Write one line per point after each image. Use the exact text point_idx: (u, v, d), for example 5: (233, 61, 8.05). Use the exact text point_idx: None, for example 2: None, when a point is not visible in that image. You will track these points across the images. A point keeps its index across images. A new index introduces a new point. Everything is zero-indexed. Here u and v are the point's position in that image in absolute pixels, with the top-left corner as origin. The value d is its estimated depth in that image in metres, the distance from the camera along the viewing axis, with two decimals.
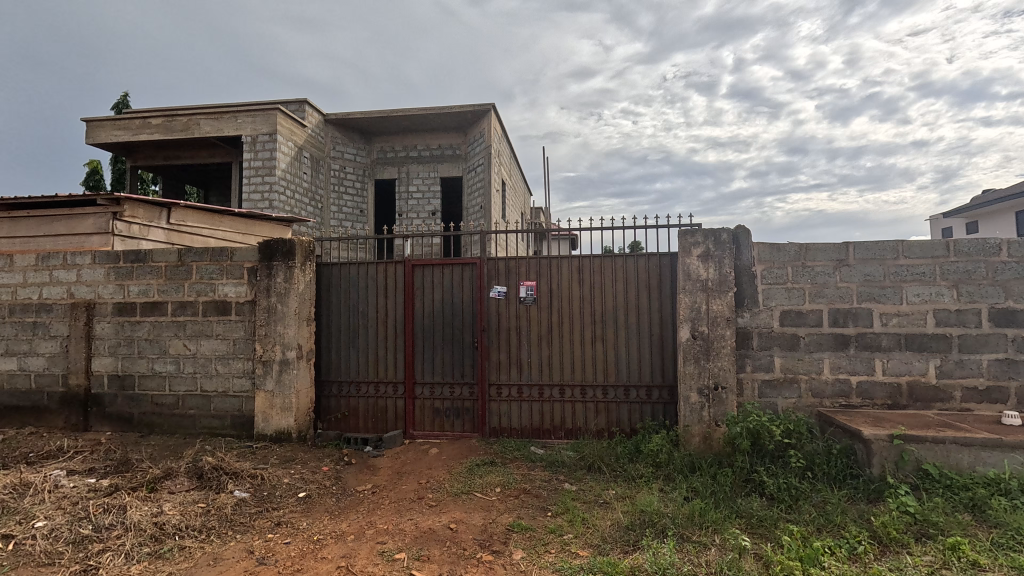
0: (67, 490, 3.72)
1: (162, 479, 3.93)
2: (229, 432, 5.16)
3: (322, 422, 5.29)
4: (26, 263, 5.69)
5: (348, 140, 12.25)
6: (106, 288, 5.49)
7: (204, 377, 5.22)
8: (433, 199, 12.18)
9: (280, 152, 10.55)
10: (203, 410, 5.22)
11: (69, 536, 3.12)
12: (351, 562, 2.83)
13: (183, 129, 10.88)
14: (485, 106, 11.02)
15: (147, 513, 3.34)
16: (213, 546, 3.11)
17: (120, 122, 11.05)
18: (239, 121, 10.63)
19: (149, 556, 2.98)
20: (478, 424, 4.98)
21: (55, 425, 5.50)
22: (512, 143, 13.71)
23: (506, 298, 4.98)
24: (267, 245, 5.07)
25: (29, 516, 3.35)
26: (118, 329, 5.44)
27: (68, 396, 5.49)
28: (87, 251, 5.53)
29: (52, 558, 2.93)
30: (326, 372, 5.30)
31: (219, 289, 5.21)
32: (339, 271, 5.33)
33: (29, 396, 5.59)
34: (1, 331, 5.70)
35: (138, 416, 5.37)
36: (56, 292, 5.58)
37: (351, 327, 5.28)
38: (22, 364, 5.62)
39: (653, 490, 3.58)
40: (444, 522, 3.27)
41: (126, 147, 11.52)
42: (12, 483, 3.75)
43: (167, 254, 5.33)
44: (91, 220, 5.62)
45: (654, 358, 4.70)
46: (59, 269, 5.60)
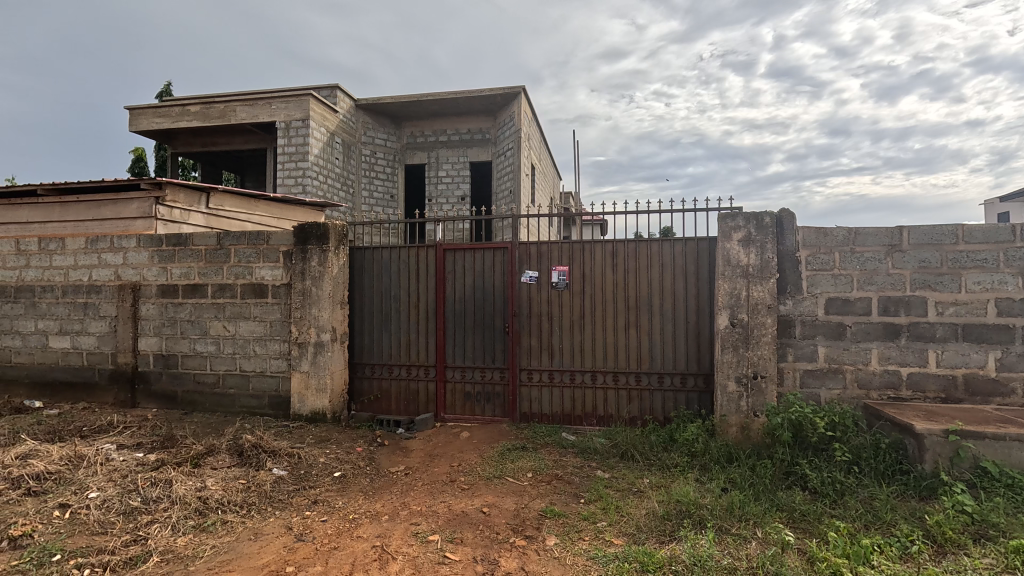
0: (117, 463, 3.89)
1: (205, 455, 4.07)
2: (266, 411, 5.30)
3: (355, 403, 5.38)
4: (76, 246, 5.92)
5: (378, 125, 12.32)
6: (150, 270, 5.68)
7: (242, 358, 5.37)
8: (462, 184, 12.16)
9: (313, 138, 10.66)
10: (242, 390, 5.38)
11: (120, 507, 3.27)
12: (386, 542, 2.86)
13: (219, 115, 11.10)
14: (516, 89, 10.85)
15: (192, 487, 3.47)
16: (253, 521, 3.22)
17: (161, 109, 11.36)
18: (273, 107, 10.79)
19: (193, 528, 3.09)
20: (509, 409, 4.97)
21: (105, 401, 5.77)
22: (542, 128, 13.51)
23: (537, 283, 4.93)
24: (302, 228, 5.13)
25: (83, 486, 3.52)
26: (162, 311, 5.63)
27: (117, 373, 5.74)
28: (132, 234, 5.72)
29: (105, 527, 3.07)
30: (360, 354, 5.38)
31: (256, 272, 5.32)
32: (372, 255, 5.36)
33: (81, 373, 5.86)
34: (55, 311, 5.98)
35: (182, 393, 5.57)
36: (104, 274, 5.81)
37: (384, 311, 5.31)
38: (75, 342, 5.89)
39: (689, 480, 3.50)
40: (477, 505, 3.28)
41: (167, 135, 11.87)
42: (68, 455, 3.95)
43: (206, 238, 5.47)
44: (135, 204, 5.80)
45: (690, 346, 4.58)
46: (107, 252, 5.81)
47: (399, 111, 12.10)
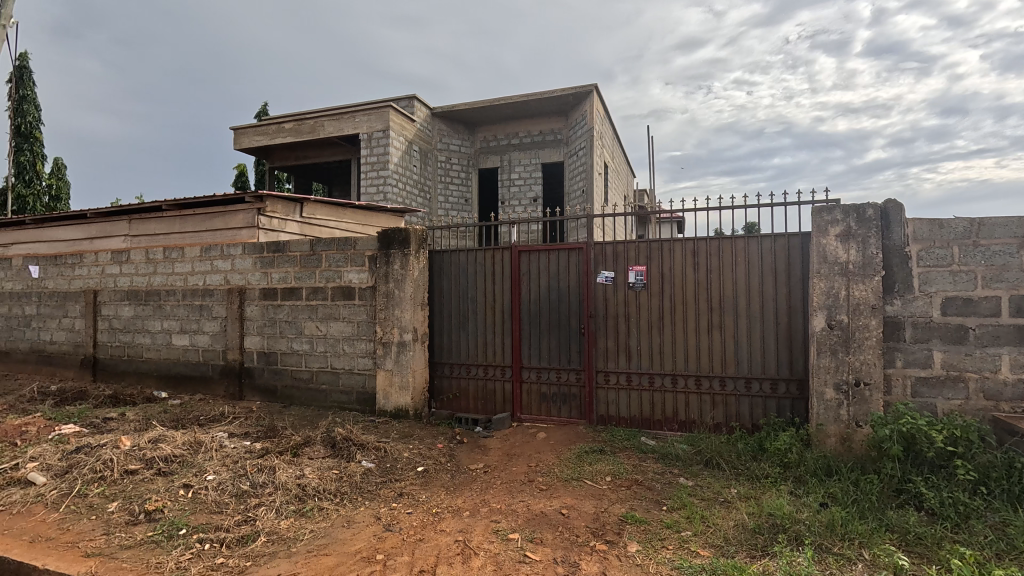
0: (230, 450, 4.31)
1: (303, 445, 4.40)
2: (355, 406, 5.63)
3: (435, 401, 5.58)
4: (193, 254, 6.64)
5: (453, 132, 12.69)
6: (254, 275, 6.24)
7: (333, 356, 5.74)
8: (534, 185, 12.23)
9: (393, 147, 11.19)
10: (333, 386, 5.75)
11: (232, 489, 3.62)
12: (468, 538, 2.94)
13: (310, 131, 11.97)
14: (587, 87, 10.74)
15: (292, 475, 3.77)
16: (346, 509, 3.44)
17: (260, 128, 12.46)
18: (356, 120, 11.46)
19: (294, 513, 3.36)
20: (586, 411, 4.92)
21: (217, 393, 6.42)
22: (614, 126, 13.27)
23: (614, 284, 4.84)
24: (386, 234, 5.41)
25: (203, 469, 3.94)
26: (264, 312, 6.17)
27: (227, 368, 6.37)
28: (238, 243, 6.32)
29: (221, 506, 3.42)
30: (439, 354, 5.57)
31: (345, 275, 5.68)
32: (450, 258, 5.53)
33: (198, 367, 6.56)
34: (177, 312, 6.74)
35: (281, 388, 6.06)
36: (216, 278, 6.47)
37: (461, 312, 5.46)
38: (193, 340, 6.60)
39: (783, 492, 3.28)
40: (555, 507, 3.28)
41: (265, 151, 12.98)
42: (190, 441, 4.45)
43: (301, 245, 5.91)
44: (240, 215, 6.41)
45: (781, 350, 4.30)
46: (218, 259, 6.46)
47: (472, 117, 12.39)
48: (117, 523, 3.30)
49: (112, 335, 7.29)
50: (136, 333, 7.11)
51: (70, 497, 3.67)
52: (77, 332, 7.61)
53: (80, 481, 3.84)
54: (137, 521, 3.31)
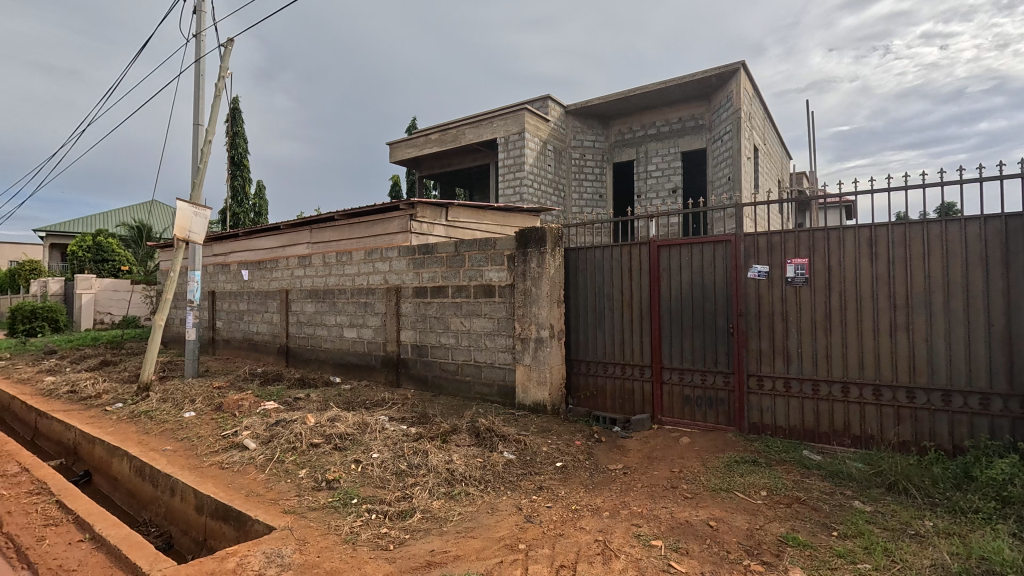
0: (390, 432, 4.83)
1: (451, 433, 4.75)
2: (496, 399, 5.91)
3: (573, 398, 5.60)
4: (359, 257, 7.60)
5: (587, 128, 12.61)
6: (407, 275, 6.90)
7: (476, 350, 6.09)
8: (673, 176, 11.61)
9: (529, 149, 11.49)
10: (476, 378, 6.11)
11: (393, 467, 4.05)
12: (608, 539, 2.90)
13: (453, 140, 12.85)
14: (734, 65, 9.88)
15: (442, 459, 4.10)
16: (490, 497, 3.63)
17: (411, 141, 13.72)
18: (494, 126, 12.00)
19: (444, 495, 3.65)
20: (735, 417, 4.53)
21: (379, 380, 7.22)
22: (765, 104, 12.01)
23: (768, 279, 4.38)
24: (523, 233, 5.57)
25: (369, 448, 4.48)
26: (416, 308, 6.78)
27: (386, 359, 7.13)
28: (394, 246, 7.06)
29: (384, 482, 3.85)
30: (576, 352, 5.58)
31: (486, 274, 5.99)
32: (586, 255, 5.50)
33: (364, 357, 7.46)
34: (348, 308, 7.73)
35: (431, 378, 6.60)
36: (377, 279, 7.31)
37: (598, 309, 5.41)
38: (360, 333, 7.52)
39: (1001, 533, 2.66)
40: (702, 517, 3.08)
41: (415, 161, 14.26)
42: (359, 422, 5.08)
43: (447, 246, 6.38)
44: (396, 222, 7.15)
45: (996, 357, 3.51)
46: (378, 261, 7.29)
47: (606, 111, 12.18)
48: (306, 487, 3.90)
49: (299, 327, 8.63)
50: (316, 326, 8.32)
51: (272, 462, 4.43)
52: (275, 324, 9.16)
53: (279, 449, 4.62)
54: (320, 487, 3.88)
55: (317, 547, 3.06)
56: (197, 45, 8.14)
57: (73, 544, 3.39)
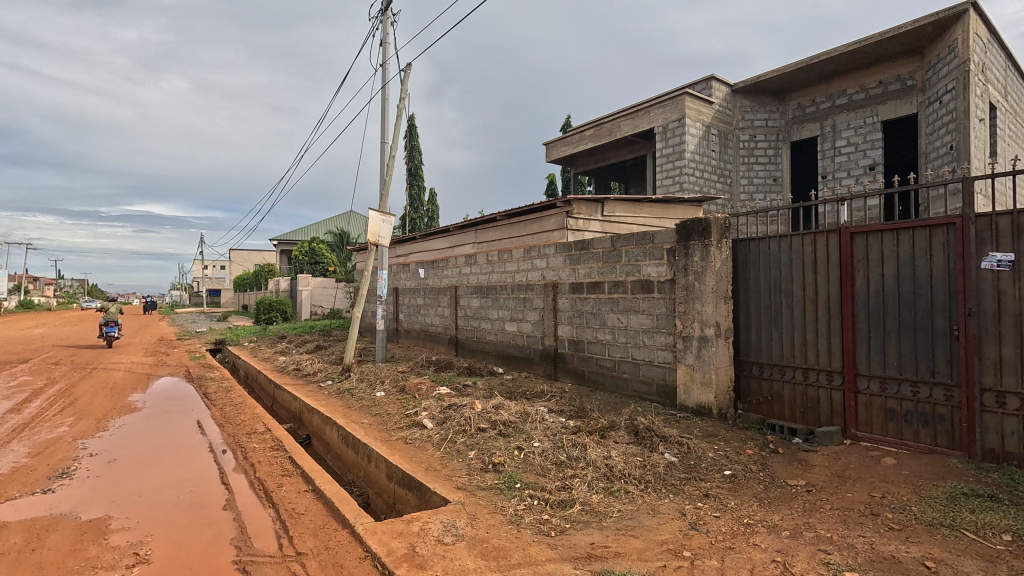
0: (549, 423, 5.00)
1: (609, 429, 4.73)
2: (655, 398, 5.70)
3: (742, 403, 5.14)
4: (518, 255, 8.09)
5: (759, 105, 11.39)
6: (564, 271, 7.06)
7: (634, 347, 5.95)
8: (870, 150, 9.87)
9: (689, 135, 10.80)
10: (634, 375, 5.96)
11: (553, 458, 4.20)
12: (788, 561, 2.62)
13: (607, 134, 12.71)
14: (959, 7, 8.01)
15: (601, 455, 4.11)
16: (651, 498, 3.53)
17: (566, 139, 13.96)
18: (652, 115, 11.55)
19: (604, 490, 3.66)
20: (961, 440, 3.71)
21: (538, 372, 7.50)
22: (1007, 49, 9.51)
23: (1013, 270, 3.49)
24: (685, 225, 5.28)
25: (530, 436, 4.71)
26: (573, 303, 6.87)
27: (545, 352, 7.38)
28: (551, 243, 7.31)
29: (544, 471, 4.01)
30: (745, 353, 5.11)
31: (643, 269, 5.82)
32: (758, 246, 5.00)
33: (524, 350, 7.82)
34: (509, 303, 8.18)
35: (588, 373, 6.63)
36: (535, 275, 7.65)
37: (773, 306, 4.88)
38: (520, 327, 7.90)
39: None
40: (913, 555, 2.59)
41: (570, 159, 14.44)
42: (520, 411, 5.36)
43: (603, 241, 6.37)
44: (553, 219, 7.45)
45: None
46: (537, 258, 7.63)
47: (782, 84, 10.86)
48: (475, 467, 4.25)
49: (466, 320, 9.39)
50: (481, 320, 8.96)
51: (446, 441, 4.92)
52: (446, 318, 10.09)
53: (451, 430, 5.11)
54: (487, 469, 4.19)
55: (486, 523, 3.31)
56: (383, 73, 9.35)
57: (301, 493, 4.19)
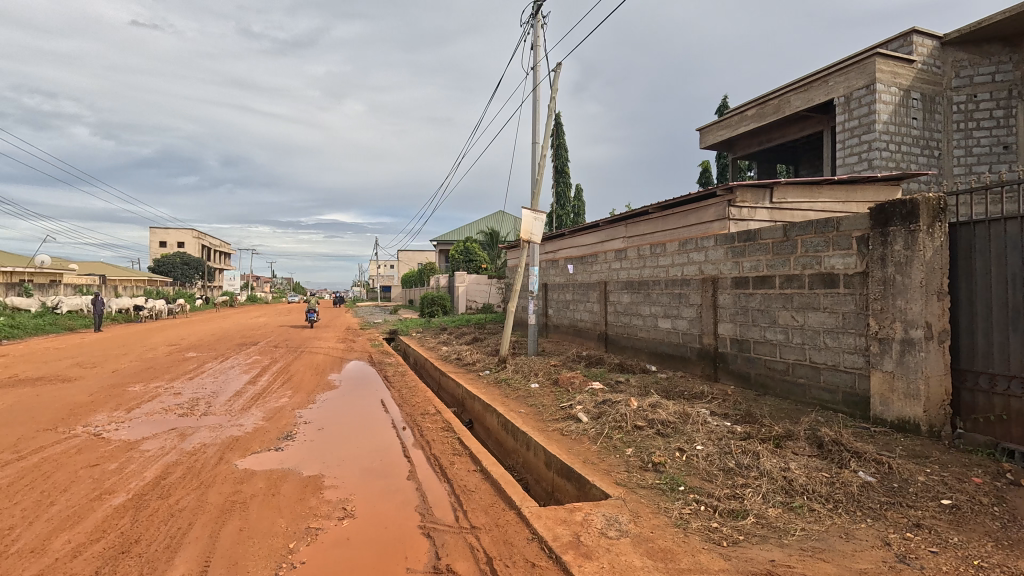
0: (713, 426, 4.70)
1: (785, 438, 4.28)
2: (841, 408, 4.97)
3: (963, 421, 4.24)
4: (673, 248, 7.77)
5: (981, 57, 9.32)
6: (726, 265, 6.60)
7: (813, 349, 5.28)
8: None
9: (882, 103, 9.17)
10: (813, 381, 5.29)
11: (720, 464, 3.95)
12: None
13: (774, 112, 11.43)
14: None
15: (777, 465, 3.74)
16: (842, 520, 3.11)
17: (725, 123, 12.95)
18: (830, 85, 10.08)
19: (782, 504, 3.32)
20: None
21: (695, 372, 7.07)
22: None
23: None
24: (882, 208, 4.54)
25: (692, 439, 4.48)
26: (736, 300, 6.34)
27: (703, 351, 6.92)
28: (711, 235, 6.89)
29: (711, 477, 3.79)
30: (968, 360, 4.21)
31: (826, 261, 5.16)
32: (988, 230, 4.08)
33: (680, 348, 7.44)
34: (662, 299, 7.87)
35: (755, 375, 6.05)
36: (692, 269, 7.28)
37: (1010, 304, 3.94)
38: (675, 324, 7.54)
39: None
40: None
41: (729, 143, 13.32)
42: (679, 411, 5.13)
43: (774, 231, 5.80)
44: (713, 209, 7.00)
45: None
46: (694, 251, 7.26)
47: (1017, 26, 8.76)
48: (634, 465, 4.18)
49: (616, 316, 9.24)
50: (632, 316, 8.75)
51: (602, 436, 4.92)
52: (595, 313, 10.06)
53: (607, 426, 5.09)
54: (647, 468, 4.09)
55: (650, 523, 3.24)
56: (535, 76, 9.65)
57: (470, 472, 4.56)
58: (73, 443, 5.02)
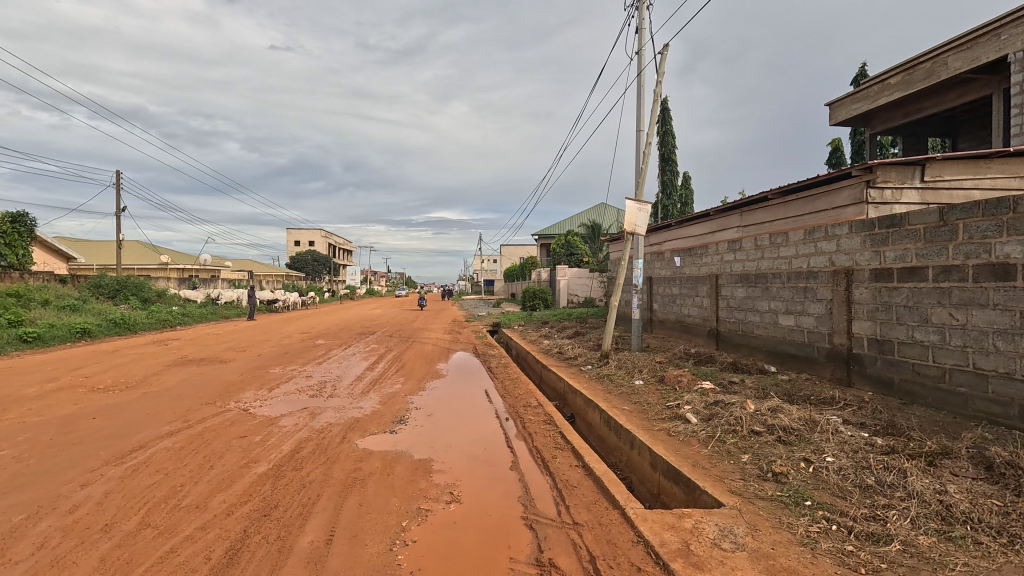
0: (847, 437, 4.18)
1: (942, 457, 3.67)
2: (1016, 425, 4.15)
3: None
4: (798, 238, 7.04)
5: None
6: (863, 255, 5.84)
7: (977, 353, 4.48)
8: None
9: None
10: (978, 391, 4.48)
11: (856, 480, 3.50)
12: None
13: (924, 77, 9.82)
14: None
15: (930, 487, 3.22)
16: (1020, 559, 2.59)
17: (861, 94, 11.42)
18: (1004, 39, 8.34)
19: (937, 533, 2.85)
20: None
21: (823, 375, 6.34)
22: None
23: None
24: None
25: (820, 449, 4.04)
26: (876, 295, 5.55)
27: (833, 352, 6.19)
28: (844, 222, 6.15)
29: (844, 493, 3.37)
30: None
31: (997, 249, 4.34)
32: None
33: (804, 348, 6.73)
34: (784, 294, 7.16)
35: (900, 382, 5.26)
36: (821, 261, 6.57)
37: None
38: (799, 321, 6.83)
39: None
40: None
41: (867, 117, 11.72)
42: (805, 418, 4.64)
43: (926, 215, 5.01)
44: (846, 192, 6.22)
45: None
46: (823, 240, 6.54)
47: None
48: (751, 473, 3.85)
49: (729, 312, 8.60)
50: (748, 311, 8.08)
51: (714, 440, 4.60)
52: (705, 308, 9.45)
53: (720, 429, 4.75)
54: (767, 478, 3.75)
55: (771, 538, 2.96)
56: (639, 61, 9.26)
57: (572, 467, 4.53)
58: (227, 416, 5.82)
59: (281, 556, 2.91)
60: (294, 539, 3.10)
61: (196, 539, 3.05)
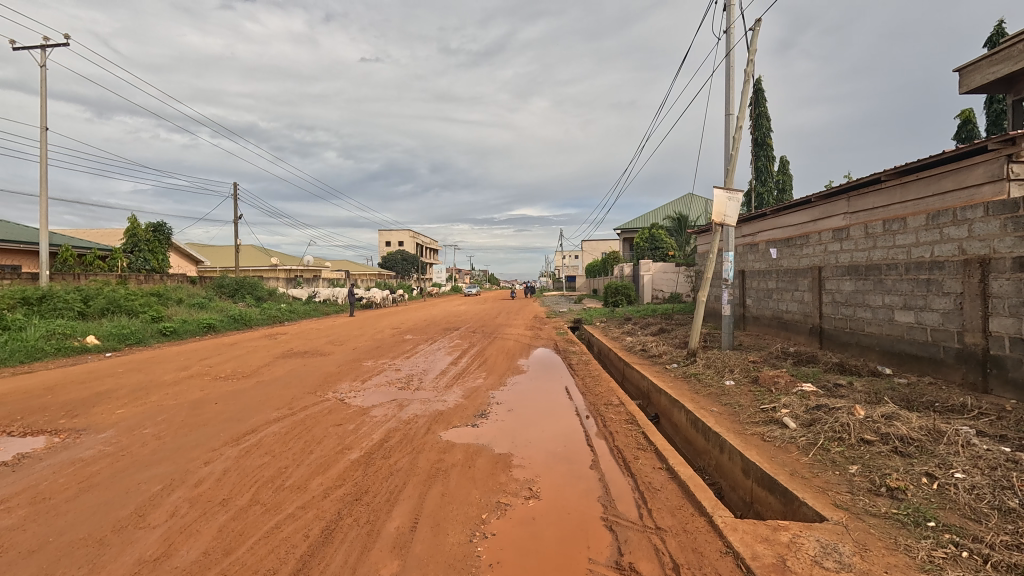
0: (982, 451, 3.64)
1: None
2: None
3: None
4: (918, 224, 6.23)
5: None
6: (1004, 241, 5.05)
7: None
8: None
9: None
10: None
11: (995, 501, 3.02)
12: None
13: None
14: None
15: None
16: None
17: (1001, 55, 9.83)
18: None
19: None
20: None
21: (951, 379, 5.57)
22: None
23: None
24: None
25: (947, 463, 3.54)
26: (1020, 287, 4.76)
27: (965, 353, 5.41)
28: (979, 204, 5.35)
29: (979, 516, 2.93)
30: None
31: None
32: None
33: (928, 348, 5.95)
34: (902, 287, 6.38)
35: None
36: (948, 249, 5.76)
37: None
38: (919, 317, 6.06)
39: None
40: None
41: (1008, 81, 10.09)
42: (929, 427, 4.10)
43: None
44: (980, 169, 5.41)
45: None
46: (951, 225, 5.73)
47: None
48: (861, 487, 3.47)
49: (834, 307, 7.83)
50: (857, 307, 7.30)
51: (816, 447, 4.21)
52: (806, 303, 8.68)
53: (823, 436, 4.33)
54: (879, 492, 3.36)
55: (884, 560, 2.64)
56: (728, 40, 8.68)
57: (656, 469, 4.36)
58: (325, 405, 6.29)
59: (370, 539, 3.08)
60: (382, 523, 3.28)
61: (297, 517, 3.33)
